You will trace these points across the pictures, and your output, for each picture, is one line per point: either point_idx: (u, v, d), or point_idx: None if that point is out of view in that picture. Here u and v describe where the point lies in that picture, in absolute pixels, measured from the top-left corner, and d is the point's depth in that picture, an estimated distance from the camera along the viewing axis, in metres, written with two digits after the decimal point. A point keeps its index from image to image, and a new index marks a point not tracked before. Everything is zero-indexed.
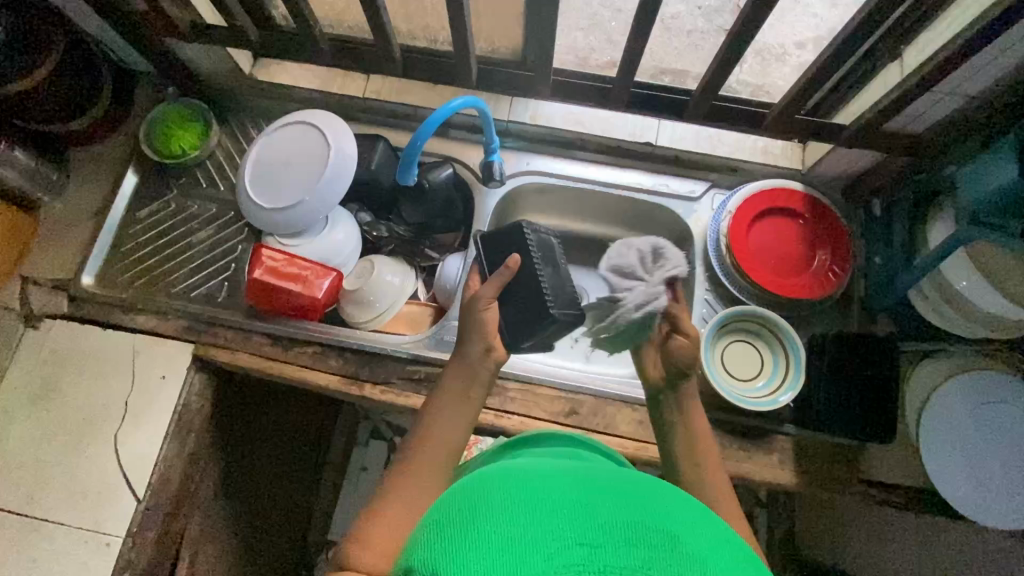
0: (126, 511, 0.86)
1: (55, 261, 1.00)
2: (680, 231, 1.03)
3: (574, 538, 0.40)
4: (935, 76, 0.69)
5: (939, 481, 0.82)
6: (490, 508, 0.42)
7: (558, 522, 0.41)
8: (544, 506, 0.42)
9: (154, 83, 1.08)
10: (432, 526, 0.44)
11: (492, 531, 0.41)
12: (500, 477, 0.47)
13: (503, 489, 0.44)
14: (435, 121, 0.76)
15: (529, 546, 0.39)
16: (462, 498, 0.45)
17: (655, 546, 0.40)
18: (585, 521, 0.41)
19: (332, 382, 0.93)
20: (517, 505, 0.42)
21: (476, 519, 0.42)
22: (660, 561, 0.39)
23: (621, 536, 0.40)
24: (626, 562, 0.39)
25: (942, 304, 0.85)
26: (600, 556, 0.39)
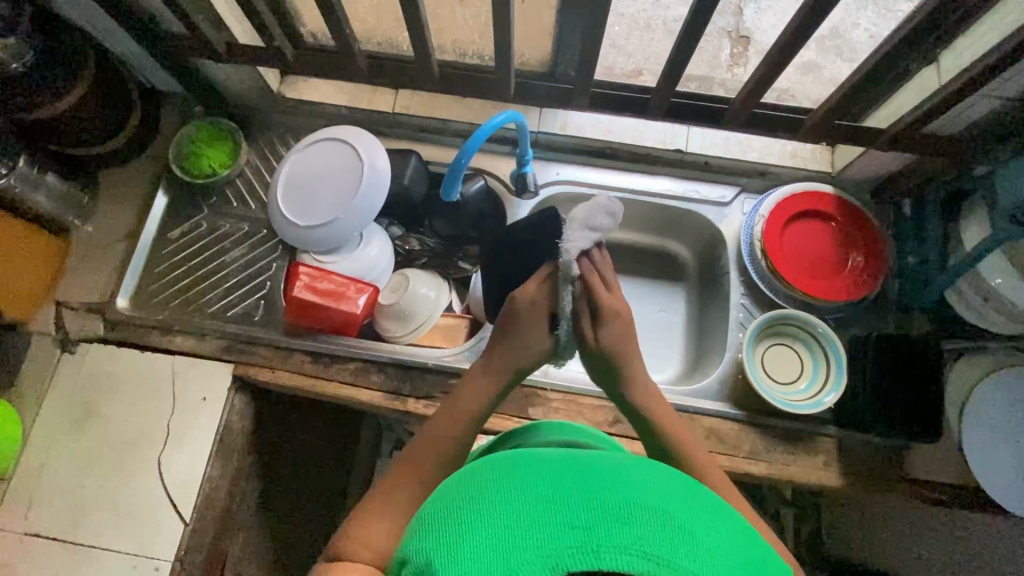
0: (172, 534, 0.85)
1: (89, 284, 1.00)
2: (711, 236, 1.04)
3: (564, 522, 0.39)
4: (979, 81, 0.70)
5: (983, 477, 0.82)
6: (481, 500, 0.43)
7: (550, 506, 0.40)
8: (539, 491, 0.42)
9: (180, 103, 1.08)
10: (434, 515, 0.45)
11: (484, 520, 0.41)
12: (501, 465, 0.47)
13: (497, 480, 0.44)
14: (482, 136, 0.77)
15: (519, 531, 0.39)
16: (462, 489, 0.46)
17: (648, 523, 0.39)
18: (576, 503, 0.40)
19: (374, 398, 0.93)
20: (509, 493, 0.42)
21: (472, 508, 0.42)
22: (652, 538, 0.38)
23: (612, 515, 0.39)
24: (618, 541, 0.37)
25: (980, 302, 0.86)
26: (592, 535, 0.38)
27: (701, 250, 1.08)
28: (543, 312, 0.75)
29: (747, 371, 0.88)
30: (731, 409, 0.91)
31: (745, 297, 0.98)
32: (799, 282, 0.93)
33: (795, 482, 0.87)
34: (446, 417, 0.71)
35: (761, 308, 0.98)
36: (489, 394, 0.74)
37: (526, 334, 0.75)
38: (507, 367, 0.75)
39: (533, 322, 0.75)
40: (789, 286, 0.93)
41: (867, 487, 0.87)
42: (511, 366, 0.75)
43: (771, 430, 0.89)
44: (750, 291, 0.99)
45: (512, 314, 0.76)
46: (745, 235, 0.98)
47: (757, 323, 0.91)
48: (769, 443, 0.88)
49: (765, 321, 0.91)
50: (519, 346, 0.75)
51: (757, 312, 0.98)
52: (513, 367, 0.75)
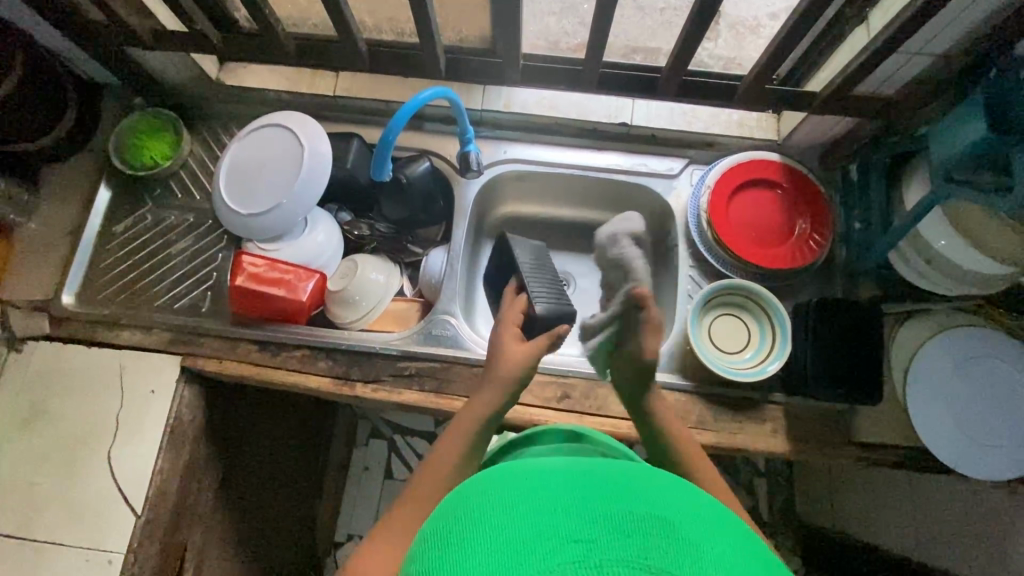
0: (125, 526, 0.85)
1: (34, 281, 0.98)
2: (660, 209, 1.03)
3: (567, 535, 0.37)
4: (898, 39, 0.70)
5: (928, 437, 0.83)
6: (476, 514, 0.40)
7: (552, 520, 0.38)
8: (541, 501, 0.39)
9: (121, 95, 1.06)
10: (430, 532, 0.42)
11: (483, 538, 0.38)
12: (496, 475, 0.45)
13: (495, 491, 0.42)
14: (406, 113, 0.76)
15: (519, 544, 0.37)
16: (457, 502, 0.44)
17: (654, 537, 0.37)
18: (578, 515, 0.38)
19: (322, 384, 0.92)
20: (511, 505, 0.40)
21: (467, 523, 0.40)
22: (659, 554, 0.36)
23: (618, 529, 0.37)
24: (623, 554, 0.35)
25: (922, 264, 0.85)
26: (595, 549, 0.36)
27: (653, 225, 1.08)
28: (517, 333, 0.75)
29: (693, 342, 0.88)
30: (678, 379, 0.91)
31: (694, 269, 0.98)
32: (745, 252, 0.93)
33: (743, 450, 0.88)
34: (456, 426, 0.69)
35: (710, 280, 0.98)
36: (498, 400, 0.70)
37: (514, 355, 0.72)
38: (506, 376, 0.70)
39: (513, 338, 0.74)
40: (735, 256, 0.93)
41: (815, 453, 0.88)
42: (502, 384, 0.70)
43: (718, 400, 0.90)
44: (698, 263, 0.98)
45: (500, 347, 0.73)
46: (692, 207, 0.98)
47: (703, 295, 0.90)
48: (716, 413, 0.89)
49: (712, 293, 0.91)
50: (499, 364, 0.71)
51: (705, 284, 0.97)
52: (510, 380, 0.70)
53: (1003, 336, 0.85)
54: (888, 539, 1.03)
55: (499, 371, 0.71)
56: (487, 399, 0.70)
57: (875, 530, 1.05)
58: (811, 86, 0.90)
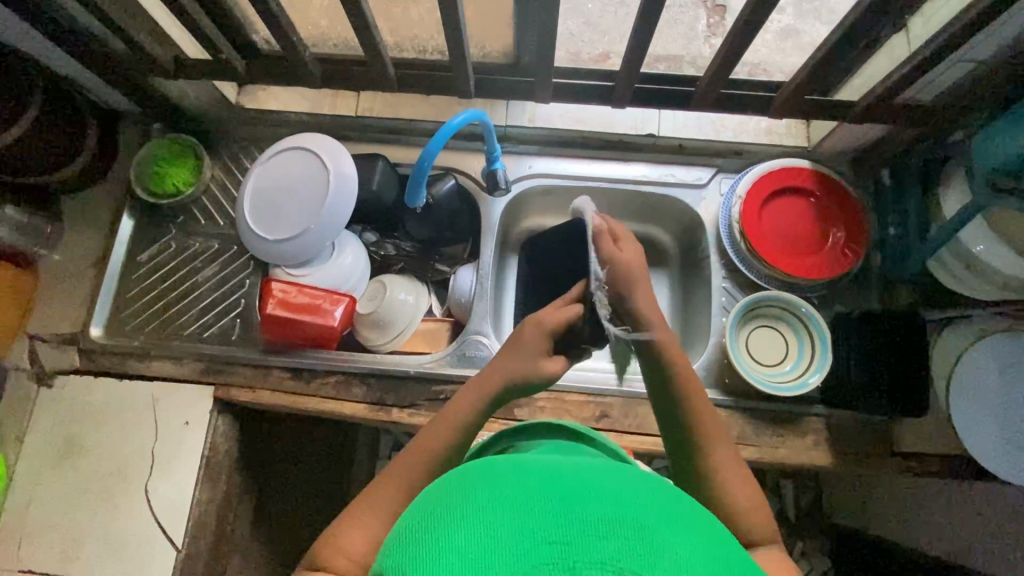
0: (166, 561, 0.85)
1: (60, 314, 0.97)
2: (690, 219, 1.02)
3: (541, 535, 0.38)
4: (947, 49, 0.69)
5: (975, 449, 0.82)
6: (453, 511, 0.41)
7: (528, 519, 0.39)
8: (516, 503, 0.40)
9: (139, 121, 1.05)
10: (409, 526, 0.42)
11: (458, 534, 0.39)
12: (477, 471, 0.45)
13: (472, 488, 0.43)
14: (441, 139, 0.74)
15: (498, 548, 0.37)
16: (436, 498, 0.44)
17: (627, 537, 0.38)
18: (555, 514, 0.39)
19: (358, 411, 0.92)
20: (487, 502, 0.41)
21: (446, 518, 0.40)
22: (630, 554, 0.37)
23: (593, 529, 0.38)
24: (595, 556, 0.37)
25: (962, 270, 0.84)
26: (569, 551, 0.37)
27: (681, 235, 1.07)
28: (549, 333, 0.70)
29: (732, 356, 0.87)
30: (716, 395, 0.90)
31: (727, 280, 0.97)
32: (780, 263, 0.92)
33: (785, 463, 0.87)
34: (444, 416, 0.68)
35: (744, 291, 0.97)
36: (493, 395, 0.69)
37: (529, 349, 0.69)
38: (504, 373, 0.69)
39: (537, 337, 0.70)
40: (770, 267, 0.92)
41: (857, 464, 0.87)
42: (509, 375, 0.68)
43: (758, 414, 0.89)
44: (731, 274, 0.97)
45: (517, 337, 0.70)
46: (724, 218, 0.96)
47: (740, 307, 0.89)
48: (757, 427, 0.88)
49: (749, 305, 0.90)
50: (517, 357, 0.69)
51: (740, 295, 0.96)
52: (511, 374, 0.68)
53: None
54: (924, 540, 1.02)
55: (509, 365, 0.69)
56: (479, 390, 0.69)
57: (910, 533, 1.05)
58: (845, 93, 0.88)
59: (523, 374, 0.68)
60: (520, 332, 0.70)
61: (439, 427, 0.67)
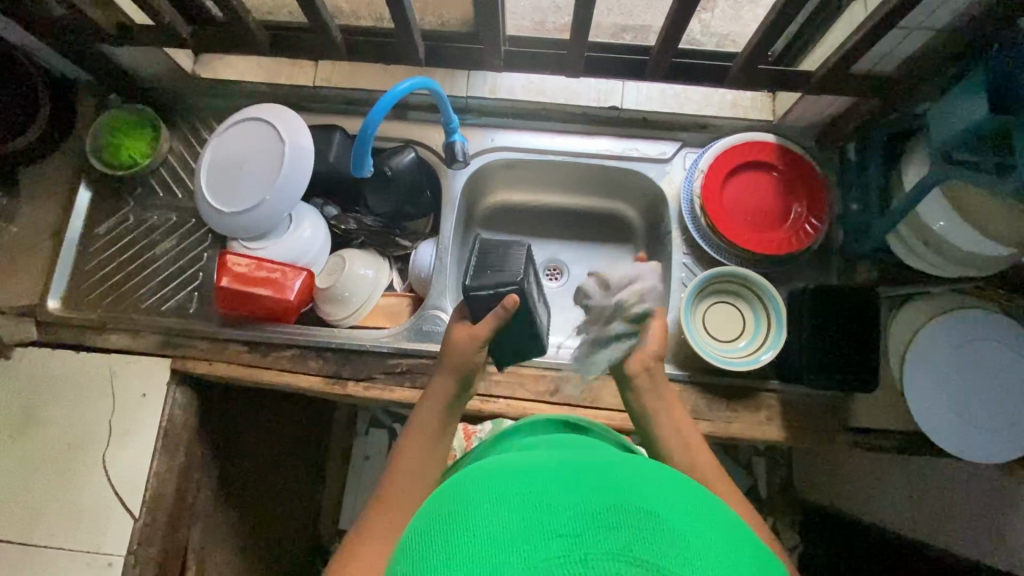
0: (123, 530, 0.86)
1: (18, 286, 0.97)
2: (653, 194, 1.01)
3: (552, 531, 0.38)
4: (899, 15, 0.67)
5: (925, 423, 0.82)
6: (467, 514, 0.42)
7: (540, 518, 0.40)
8: (526, 503, 0.41)
9: (94, 92, 1.02)
10: (421, 531, 0.44)
11: (473, 536, 0.40)
12: (483, 477, 0.47)
13: (483, 490, 0.44)
14: (384, 105, 0.73)
15: (507, 544, 0.38)
16: (446, 505, 0.45)
17: (636, 527, 0.38)
18: (565, 512, 0.40)
19: (315, 383, 0.92)
20: (502, 505, 0.42)
21: (458, 522, 0.42)
22: (642, 543, 0.37)
23: (601, 521, 0.39)
24: (606, 547, 0.37)
25: (920, 245, 0.83)
26: (580, 543, 0.37)
27: (646, 210, 1.05)
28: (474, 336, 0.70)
29: (687, 331, 0.87)
30: (672, 369, 0.90)
31: (688, 256, 0.96)
32: (739, 238, 0.91)
33: (738, 438, 0.88)
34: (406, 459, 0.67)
35: (704, 267, 0.96)
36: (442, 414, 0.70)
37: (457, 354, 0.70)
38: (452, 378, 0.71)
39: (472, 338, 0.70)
40: (729, 242, 0.91)
41: (809, 439, 0.87)
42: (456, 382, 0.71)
43: (712, 389, 0.89)
44: (691, 250, 0.96)
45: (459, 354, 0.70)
46: (685, 192, 0.95)
47: (697, 283, 0.89)
48: (710, 401, 0.88)
49: (705, 281, 0.89)
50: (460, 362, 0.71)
51: (700, 271, 0.96)
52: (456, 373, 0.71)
53: (1003, 318, 0.83)
54: (880, 516, 1.04)
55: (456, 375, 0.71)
56: (437, 403, 0.71)
57: (867, 508, 1.06)
58: (809, 63, 0.86)
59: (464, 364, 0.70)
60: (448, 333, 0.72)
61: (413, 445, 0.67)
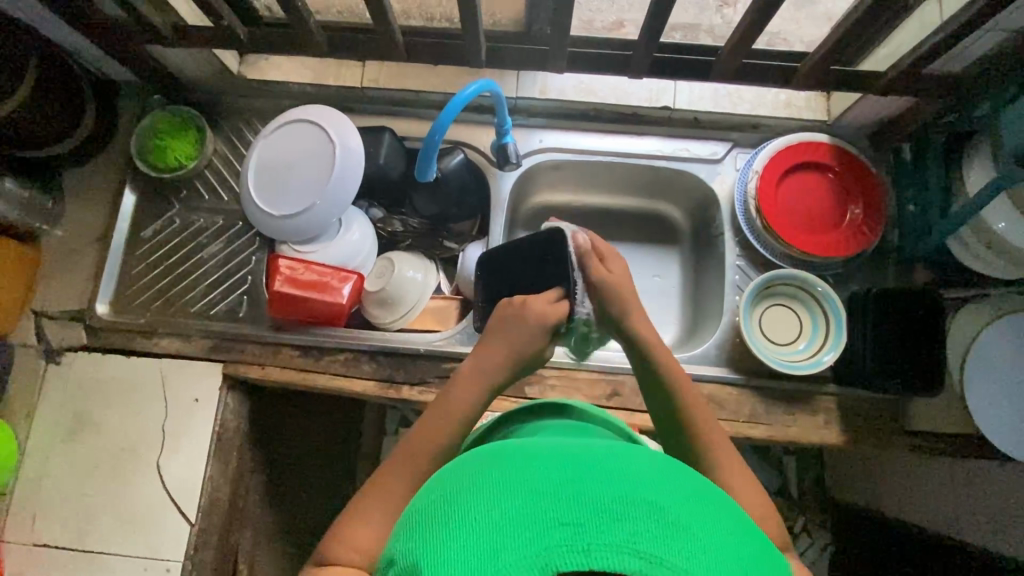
0: (180, 535, 0.85)
1: (65, 289, 0.96)
2: (704, 195, 1.00)
3: (556, 519, 0.38)
4: (984, 15, 0.66)
5: (986, 427, 0.80)
6: (468, 495, 0.42)
7: (542, 503, 0.39)
8: (529, 485, 0.41)
9: (138, 93, 1.01)
10: (427, 507, 0.44)
11: (473, 517, 0.40)
12: (490, 457, 0.47)
13: (485, 471, 0.44)
14: (452, 110, 0.72)
15: (508, 529, 0.39)
16: (449, 483, 0.45)
17: (640, 518, 0.38)
18: (568, 499, 0.40)
19: (368, 387, 0.92)
20: (503, 487, 0.42)
21: (461, 502, 0.42)
22: (646, 535, 0.37)
23: (606, 512, 0.39)
24: (608, 539, 0.37)
25: (982, 248, 0.82)
26: (582, 533, 0.37)
27: (694, 211, 1.05)
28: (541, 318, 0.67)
29: (745, 334, 0.87)
30: (729, 373, 0.90)
31: (741, 258, 0.95)
32: (795, 240, 0.90)
33: (796, 442, 0.87)
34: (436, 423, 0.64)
35: (758, 269, 0.95)
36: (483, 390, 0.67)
37: (526, 329, 0.67)
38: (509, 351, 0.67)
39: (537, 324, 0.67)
40: (785, 244, 0.90)
41: (868, 442, 0.87)
42: (510, 357, 0.67)
43: (770, 392, 0.89)
44: (745, 251, 0.96)
45: (518, 317, 0.67)
46: (739, 193, 0.94)
47: (755, 285, 0.88)
48: (767, 405, 0.88)
49: (763, 283, 0.88)
50: (524, 340, 0.66)
51: (754, 274, 0.95)
52: (510, 357, 0.67)
53: None
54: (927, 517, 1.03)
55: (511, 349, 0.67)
56: (470, 389, 0.66)
57: (911, 509, 1.06)
58: (872, 63, 0.85)
59: (520, 351, 0.67)
60: (518, 311, 0.67)
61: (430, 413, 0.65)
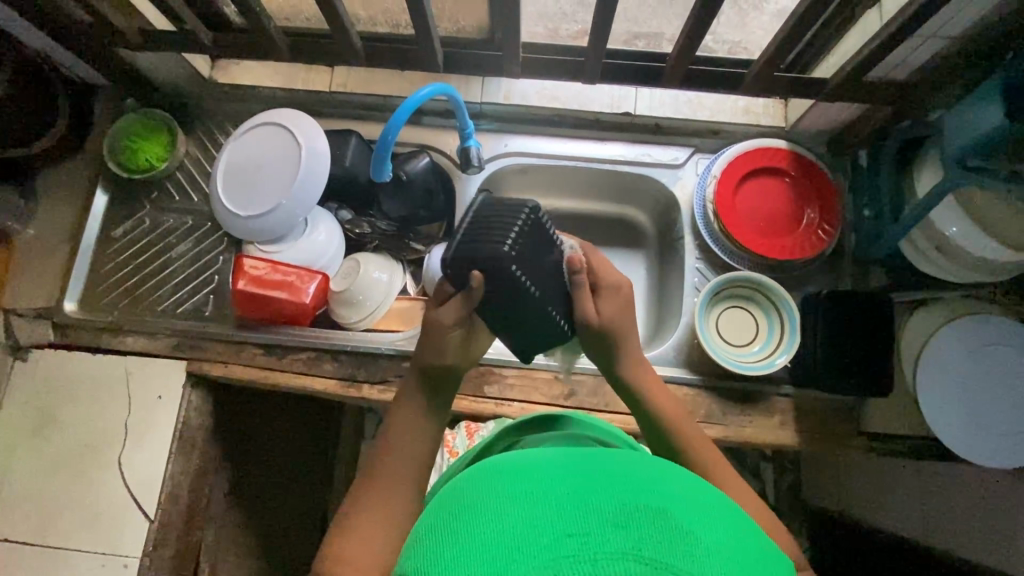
0: (138, 531, 0.86)
1: (35, 287, 0.98)
2: (666, 199, 1.02)
3: (562, 530, 0.38)
4: (917, 23, 0.68)
5: (937, 427, 0.82)
6: (471, 514, 0.41)
7: (547, 517, 0.39)
8: (533, 500, 0.41)
9: (112, 96, 1.03)
10: (426, 532, 0.43)
11: (477, 534, 0.40)
12: (489, 473, 0.46)
13: (487, 489, 0.44)
14: (405, 112, 0.74)
15: (517, 544, 0.38)
16: (454, 502, 0.45)
17: (647, 529, 0.38)
18: (573, 510, 0.39)
19: (330, 386, 0.93)
20: (508, 504, 0.41)
21: (463, 521, 0.41)
22: (649, 542, 0.37)
23: (613, 521, 0.38)
24: (616, 547, 0.37)
25: (932, 251, 0.84)
26: (589, 542, 0.37)
27: (658, 215, 1.06)
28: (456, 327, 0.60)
29: (700, 334, 0.87)
30: (685, 373, 0.91)
31: (700, 261, 0.97)
32: (751, 243, 0.92)
33: (751, 443, 0.88)
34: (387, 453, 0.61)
35: (717, 271, 0.97)
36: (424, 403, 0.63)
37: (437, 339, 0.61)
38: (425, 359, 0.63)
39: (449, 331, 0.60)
40: (742, 247, 0.92)
41: (824, 444, 0.88)
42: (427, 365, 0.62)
43: (726, 393, 0.90)
44: (704, 254, 0.97)
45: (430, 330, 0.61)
46: (698, 198, 0.96)
47: (712, 285, 0.89)
48: (724, 406, 0.89)
49: (720, 284, 0.90)
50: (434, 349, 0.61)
51: (713, 276, 0.96)
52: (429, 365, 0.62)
53: (1011, 324, 0.84)
54: (891, 522, 1.03)
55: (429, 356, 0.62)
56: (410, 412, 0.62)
57: (877, 514, 1.06)
58: (822, 71, 0.87)
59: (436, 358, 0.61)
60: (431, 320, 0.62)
61: (397, 428, 0.62)
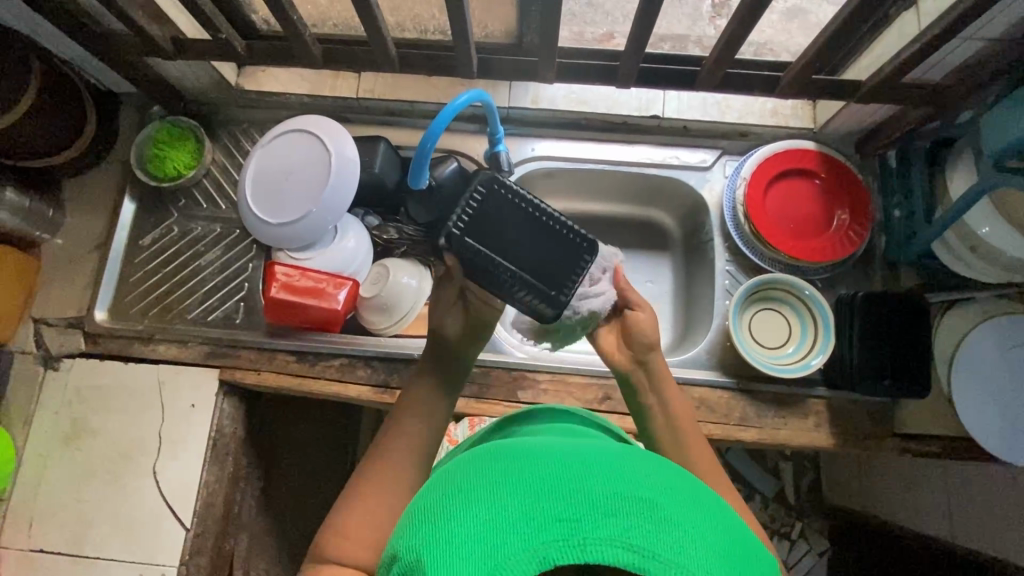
0: (175, 540, 0.86)
1: (64, 297, 0.98)
2: (694, 201, 1.02)
3: (551, 514, 0.38)
4: (958, 27, 0.68)
5: (975, 427, 0.82)
6: (464, 494, 0.41)
7: (537, 500, 0.39)
8: (524, 481, 0.40)
9: (138, 104, 1.03)
10: (423, 501, 0.44)
11: (468, 514, 0.39)
12: (485, 457, 0.46)
13: (482, 471, 0.43)
14: (444, 119, 0.74)
15: (505, 525, 0.38)
16: (446, 481, 0.44)
17: (639, 515, 0.38)
18: (564, 494, 0.39)
19: (364, 393, 0.93)
20: (500, 486, 0.41)
21: (455, 501, 0.41)
22: (638, 529, 0.37)
23: (602, 507, 0.38)
24: (604, 534, 0.36)
25: (967, 252, 0.84)
26: (576, 526, 0.37)
27: (684, 216, 1.06)
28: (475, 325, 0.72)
29: (734, 337, 0.87)
30: (717, 376, 0.91)
31: (730, 263, 0.97)
32: (782, 245, 0.92)
33: (785, 445, 0.88)
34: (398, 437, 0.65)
35: (748, 274, 0.97)
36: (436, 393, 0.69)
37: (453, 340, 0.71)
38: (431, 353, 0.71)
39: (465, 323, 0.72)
40: (772, 249, 0.92)
41: (858, 444, 0.88)
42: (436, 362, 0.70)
43: (760, 396, 0.90)
44: (734, 256, 0.97)
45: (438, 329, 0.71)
46: (728, 200, 0.96)
47: (745, 288, 0.89)
48: (759, 408, 0.89)
49: (752, 286, 0.90)
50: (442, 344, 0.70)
51: (743, 278, 0.96)
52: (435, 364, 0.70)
53: None
54: (919, 522, 1.03)
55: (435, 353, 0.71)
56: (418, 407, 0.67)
57: (904, 513, 1.06)
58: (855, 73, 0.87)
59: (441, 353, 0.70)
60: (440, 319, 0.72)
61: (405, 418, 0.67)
